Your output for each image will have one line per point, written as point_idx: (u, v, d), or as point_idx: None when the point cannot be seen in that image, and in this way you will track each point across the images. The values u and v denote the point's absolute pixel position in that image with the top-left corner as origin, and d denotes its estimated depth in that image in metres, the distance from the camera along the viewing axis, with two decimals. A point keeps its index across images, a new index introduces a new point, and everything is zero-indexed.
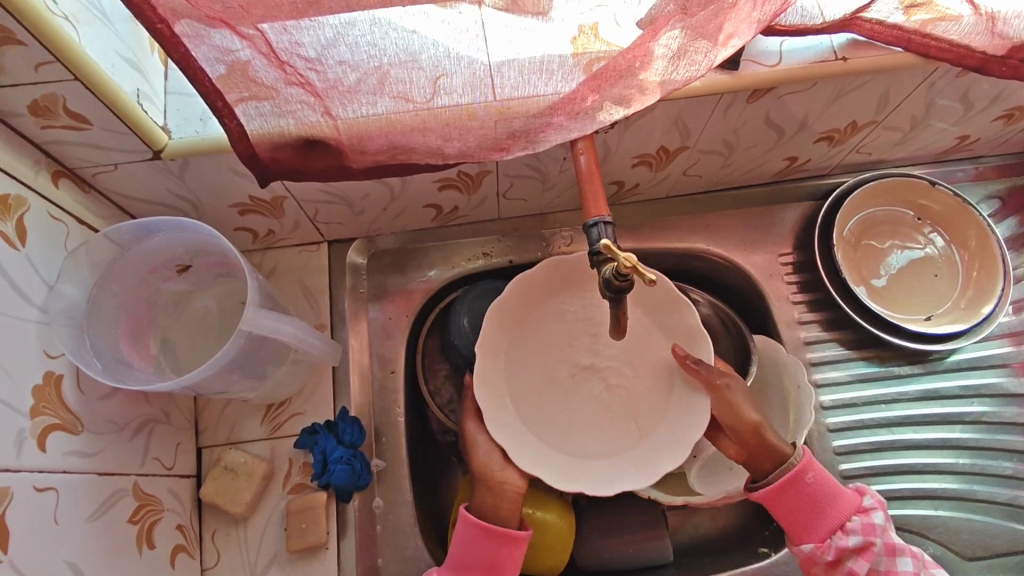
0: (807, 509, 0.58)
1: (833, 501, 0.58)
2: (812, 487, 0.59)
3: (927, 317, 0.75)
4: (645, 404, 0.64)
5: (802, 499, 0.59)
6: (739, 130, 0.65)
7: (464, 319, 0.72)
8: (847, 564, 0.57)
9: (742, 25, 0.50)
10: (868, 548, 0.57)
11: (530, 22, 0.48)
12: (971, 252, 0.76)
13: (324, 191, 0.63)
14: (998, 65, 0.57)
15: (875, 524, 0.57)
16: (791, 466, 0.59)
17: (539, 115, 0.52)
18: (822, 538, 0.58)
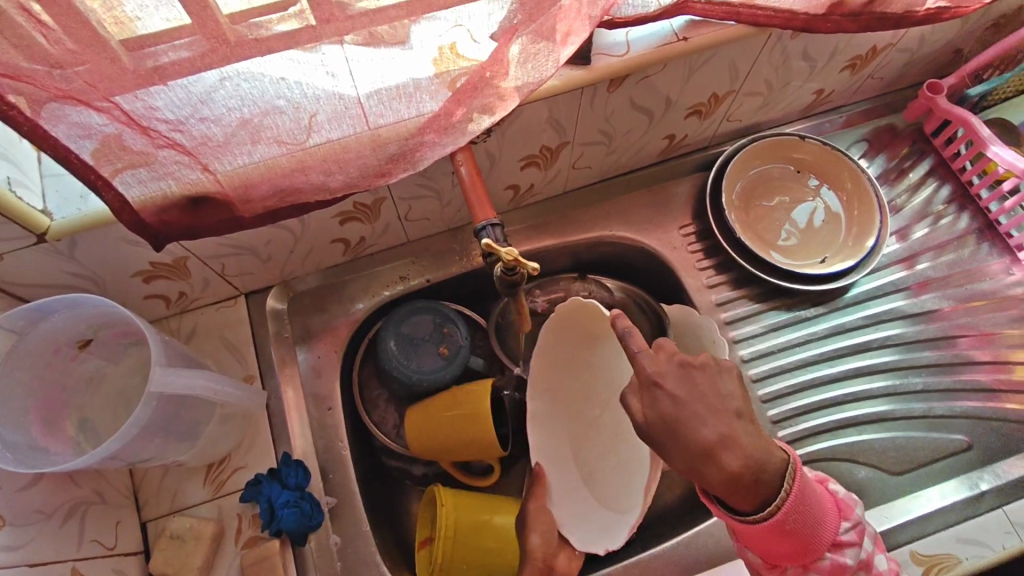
0: (792, 548, 0.51)
1: (815, 546, 0.51)
2: (787, 537, 0.50)
3: (822, 260, 0.80)
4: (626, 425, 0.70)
5: (776, 543, 0.50)
6: (611, 119, 0.69)
7: (391, 341, 0.74)
8: None
9: (575, 24, 0.54)
10: None
11: (392, 51, 0.50)
12: (847, 194, 0.82)
13: (224, 245, 0.64)
14: (821, 22, 0.63)
15: (847, 565, 0.53)
16: (773, 514, 0.49)
17: (411, 136, 0.55)
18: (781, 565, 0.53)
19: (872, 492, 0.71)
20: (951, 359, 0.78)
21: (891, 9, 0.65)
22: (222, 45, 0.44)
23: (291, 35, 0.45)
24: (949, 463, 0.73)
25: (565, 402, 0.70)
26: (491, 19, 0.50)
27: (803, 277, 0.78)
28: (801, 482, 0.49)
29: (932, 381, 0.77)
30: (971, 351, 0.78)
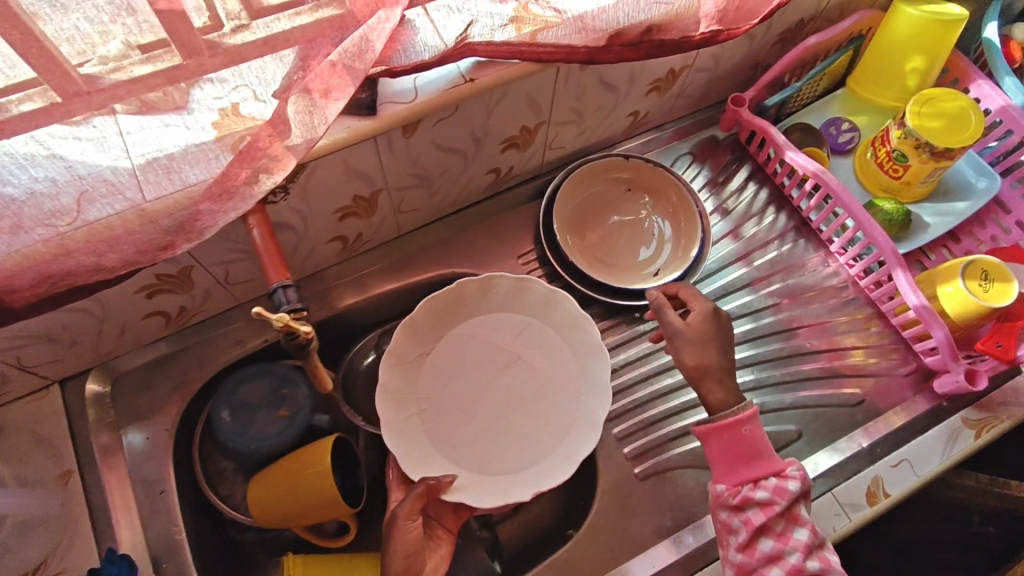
0: (738, 456, 0.64)
1: (760, 457, 0.64)
2: (748, 437, 0.65)
3: (654, 272, 0.83)
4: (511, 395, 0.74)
5: (735, 446, 0.65)
6: (421, 162, 0.69)
7: (224, 410, 0.70)
8: (747, 513, 0.62)
9: (335, 82, 0.53)
10: (771, 505, 0.62)
11: (167, 118, 0.50)
12: (671, 207, 0.85)
13: (9, 337, 0.60)
14: (604, 53, 0.66)
15: (787, 487, 0.62)
16: (737, 412, 0.65)
17: (186, 206, 0.53)
18: (735, 483, 0.64)
19: None
20: (784, 354, 0.82)
21: (667, 35, 0.68)
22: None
23: (37, 114, 0.46)
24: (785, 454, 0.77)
25: (449, 382, 0.73)
26: (270, 77, 0.52)
27: (635, 292, 0.81)
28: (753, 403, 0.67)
29: (768, 375, 0.80)
30: (800, 343, 0.82)
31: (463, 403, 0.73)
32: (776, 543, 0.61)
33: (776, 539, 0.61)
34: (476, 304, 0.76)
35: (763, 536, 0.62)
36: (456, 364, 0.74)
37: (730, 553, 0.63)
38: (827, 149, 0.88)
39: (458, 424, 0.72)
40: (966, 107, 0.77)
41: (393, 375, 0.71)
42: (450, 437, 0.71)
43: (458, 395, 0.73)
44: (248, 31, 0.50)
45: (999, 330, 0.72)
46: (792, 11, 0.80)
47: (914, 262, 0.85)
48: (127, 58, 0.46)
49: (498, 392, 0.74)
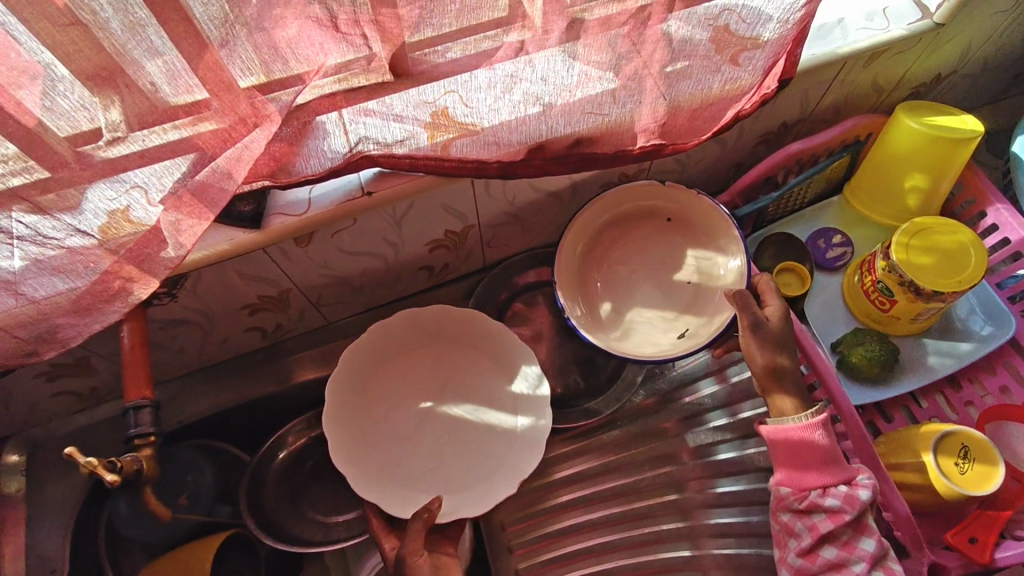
0: (809, 459, 0.59)
1: (833, 463, 0.58)
2: (821, 442, 0.58)
3: (681, 333, 0.67)
4: (455, 415, 0.69)
5: (802, 452, 0.59)
6: (331, 263, 0.66)
7: (122, 505, 0.65)
8: (813, 519, 0.57)
9: (192, 208, 0.51)
10: (841, 514, 0.56)
11: (49, 222, 0.47)
12: (704, 257, 0.70)
13: None
14: (523, 166, 0.62)
15: (857, 497, 0.56)
16: (808, 415, 0.59)
17: (42, 319, 0.52)
18: (802, 487, 0.58)
19: None
20: (734, 499, 0.72)
21: (600, 148, 0.63)
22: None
23: None
24: None
25: (396, 414, 0.68)
26: (159, 186, 0.50)
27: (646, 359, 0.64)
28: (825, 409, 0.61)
29: (724, 521, 0.71)
30: (754, 489, 0.72)
31: (417, 425, 0.68)
32: (841, 550, 0.56)
33: (842, 547, 0.56)
34: (401, 330, 0.68)
35: (826, 542, 0.57)
36: (393, 392, 0.69)
37: (790, 557, 0.58)
38: (812, 264, 0.78)
39: (416, 451, 0.67)
40: (967, 243, 0.65)
41: (337, 432, 0.63)
42: (417, 467, 0.66)
43: (404, 427, 0.68)
44: (126, 143, 0.46)
45: (979, 521, 0.60)
46: (769, 115, 0.71)
47: (901, 408, 0.73)
48: (27, 159, 0.44)
49: (445, 413, 0.69)
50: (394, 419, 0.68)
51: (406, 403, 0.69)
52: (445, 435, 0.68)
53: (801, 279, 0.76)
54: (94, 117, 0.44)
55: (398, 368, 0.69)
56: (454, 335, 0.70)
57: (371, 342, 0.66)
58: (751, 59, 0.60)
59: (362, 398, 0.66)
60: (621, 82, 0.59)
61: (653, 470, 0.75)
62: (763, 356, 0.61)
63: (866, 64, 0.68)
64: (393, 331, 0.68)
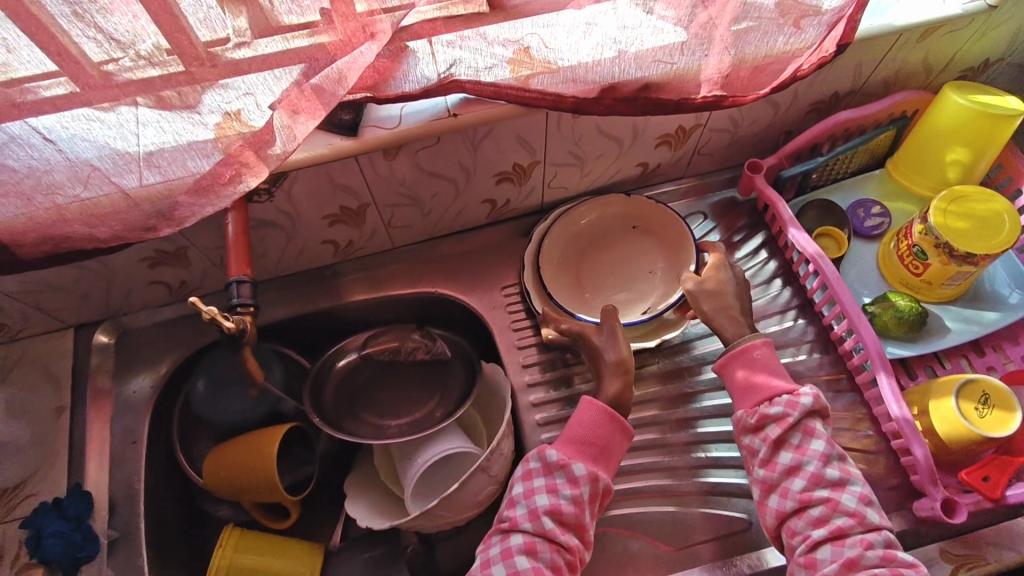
0: (754, 378, 0.69)
1: (775, 379, 0.68)
2: (762, 360, 0.70)
3: (644, 311, 0.81)
4: (610, 275, 0.84)
5: (749, 371, 0.70)
6: (409, 183, 0.73)
7: (201, 381, 0.75)
8: (766, 430, 0.66)
9: (302, 104, 0.57)
10: (786, 418, 0.65)
11: (180, 115, 0.56)
12: (668, 249, 0.84)
13: (26, 282, 0.69)
14: (595, 104, 0.67)
15: (798, 401, 0.66)
16: (746, 340, 0.71)
17: (166, 196, 0.60)
18: (753, 405, 0.68)
19: (646, 563, 0.72)
20: None
21: (666, 95, 0.68)
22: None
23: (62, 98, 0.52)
24: (725, 541, 0.73)
25: (570, 273, 0.84)
26: (271, 91, 0.56)
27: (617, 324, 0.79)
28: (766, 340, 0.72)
29: (716, 454, 0.78)
30: None
31: (589, 279, 0.84)
32: (795, 454, 0.64)
33: (796, 452, 0.64)
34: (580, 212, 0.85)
35: (783, 450, 0.65)
36: (572, 255, 0.85)
37: (756, 473, 0.66)
38: (850, 230, 0.83)
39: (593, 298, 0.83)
40: (1000, 212, 0.70)
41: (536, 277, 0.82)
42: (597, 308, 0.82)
43: (580, 280, 0.84)
44: (250, 48, 0.53)
45: (993, 463, 0.64)
46: (820, 85, 0.77)
47: (925, 366, 0.77)
48: (162, 56, 0.51)
49: (611, 272, 0.85)
50: (563, 275, 0.84)
51: (583, 264, 0.85)
52: (602, 292, 0.83)
53: (838, 245, 0.81)
54: (226, 23, 0.51)
55: (577, 237, 0.85)
56: (610, 237, 0.86)
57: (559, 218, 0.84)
58: (814, 24, 0.66)
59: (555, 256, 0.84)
60: (690, 35, 0.65)
61: (686, 405, 0.81)
62: (708, 304, 0.74)
63: (919, 40, 0.73)
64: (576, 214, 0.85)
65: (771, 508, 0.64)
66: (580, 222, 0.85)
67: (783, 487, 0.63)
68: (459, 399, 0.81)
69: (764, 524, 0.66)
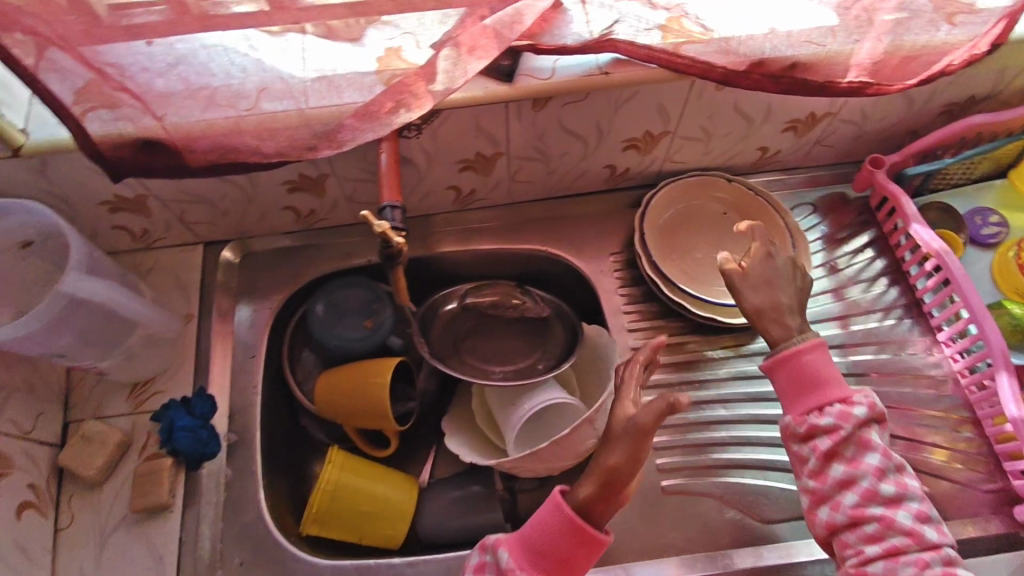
0: (803, 386, 0.66)
1: (827, 386, 0.66)
2: (810, 365, 0.67)
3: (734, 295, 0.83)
4: (698, 254, 0.85)
5: (799, 374, 0.67)
6: (543, 136, 0.75)
7: (318, 305, 0.82)
8: (814, 441, 0.64)
9: (482, 40, 0.61)
10: (838, 430, 0.64)
11: (344, 46, 0.62)
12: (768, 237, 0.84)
13: (180, 191, 0.73)
14: (742, 78, 0.67)
15: (851, 414, 0.64)
16: (801, 341, 0.68)
17: (336, 119, 0.63)
18: (801, 413, 0.66)
19: (740, 533, 0.72)
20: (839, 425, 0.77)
21: (813, 76, 0.68)
22: (187, 15, 0.58)
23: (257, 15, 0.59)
24: None
25: (664, 246, 0.85)
26: (433, 31, 0.61)
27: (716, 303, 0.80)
28: (820, 338, 0.68)
29: None
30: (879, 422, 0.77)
31: (681, 253, 0.85)
32: (847, 466, 0.63)
33: (848, 463, 0.63)
34: (682, 190, 0.86)
35: (835, 462, 0.63)
36: (665, 228, 0.86)
37: (804, 482, 0.65)
38: (966, 236, 0.83)
39: (681, 272, 0.84)
40: None
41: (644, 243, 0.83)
42: (689, 281, 0.83)
43: (673, 255, 0.85)
44: None
45: None
46: (958, 85, 0.76)
47: None
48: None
49: (699, 251, 0.86)
50: (659, 247, 0.85)
51: (676, 239, 0.86)
52: (690, 270, 0.85)
53: (955, 250, 0.81)
54: None
55: (671, 211, 0.86)
56: (703, 217, 0.87)
57: (666, 190, 0.85)
58: (971, 21, 0.67)
59: (652, 226, 0.85)
60: (850, 17, 0.67)
61: None
62: (753, 299, 0.70)
63: None
64: (679, 190, 0.86)
65: (820, 519, 0.64)
66: (675, 198, 0.86)
67: (835, 500, 0.63)
68: (559, 354, 0.84)
69: (813, 532, 0.66)
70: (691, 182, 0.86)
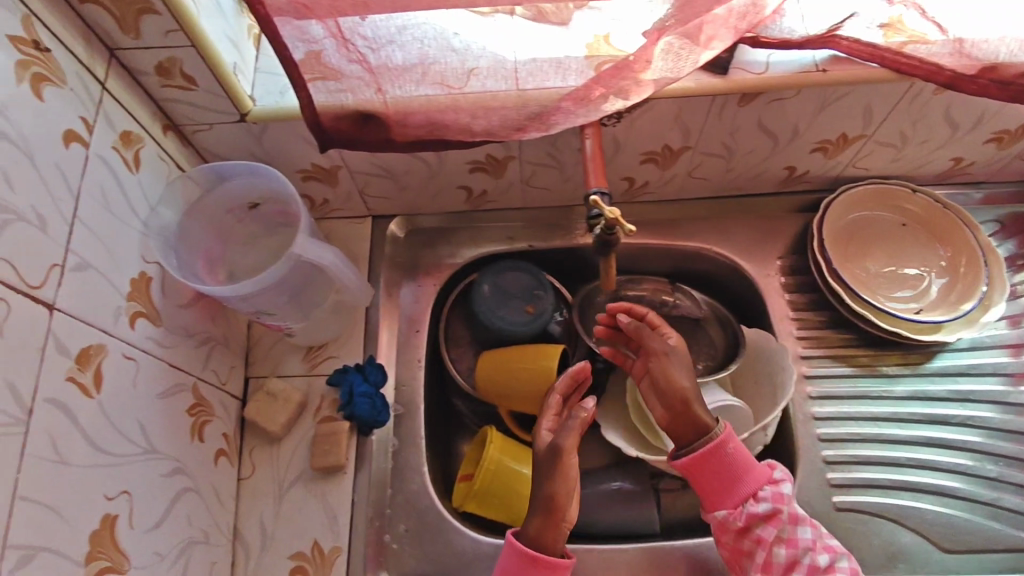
0: (722, 479, 0.66)
1: (749, 472, 0.66)
2: (733, 454, 0.67)
3: (917, 309, 0.79)
4: (877, 264, 0.82)
5: (722, 464, 0.66)
6: (737, 133, 0.72)
7: (486, 286, 0.82)
8: (756, 532, 0.65)
9: (721, 30, 0.59)
10: (776, 515, 0.65)
11: (552, 29, 0.63)
12: (951, 254, 0.81)
13: (372, 163, 0.75)
14: (969, 83, 0.63)
15: (782, 494, 0.66)
16: (712, 438, 0.67)
17: (551, 102, 0.63)
18: (733, 505, 0.66)
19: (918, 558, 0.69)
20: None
21: None
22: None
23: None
24: (1005, 557, 0.68)
25: (842, 253, 0.82)
26: (646, 18, 0.61)
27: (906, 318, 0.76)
28: (727, 425, 0.69)
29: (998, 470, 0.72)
30: None
31: (858, 261, 0.82)
32: (788, 548, 0.64)
33: (787, 544, 0.64)
34: (865, 196, 0.82)
35: (776, 546, 0.64)
36: (843, 234, 0.82)
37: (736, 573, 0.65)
38: None
39: (860, 281, 0.80)
40: None
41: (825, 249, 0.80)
42: (870, 291, 0.80)
43: (850, 263, 0.81)
44: None
45: None
46: None
47: None
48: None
49: (878, 261, 0.82)
50: (837, 254, 0.81)
51: (853, 246, 0.82)
52: (869, 279, 0.81)
53: None
54: None
55: (849, 217, 0.83)
56: (882, 226, 0.83)
57: (849, 195, 0.81)
58: None
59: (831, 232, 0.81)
60: None
61: None
62: (689, 383, 0.69)
63: None
64: (862, 196, 0.82)
65: None
66: (856, 204, 0.82)
67: None
68: (721, 356, 0.82)
69: None
70: (877, 189, 0.81)
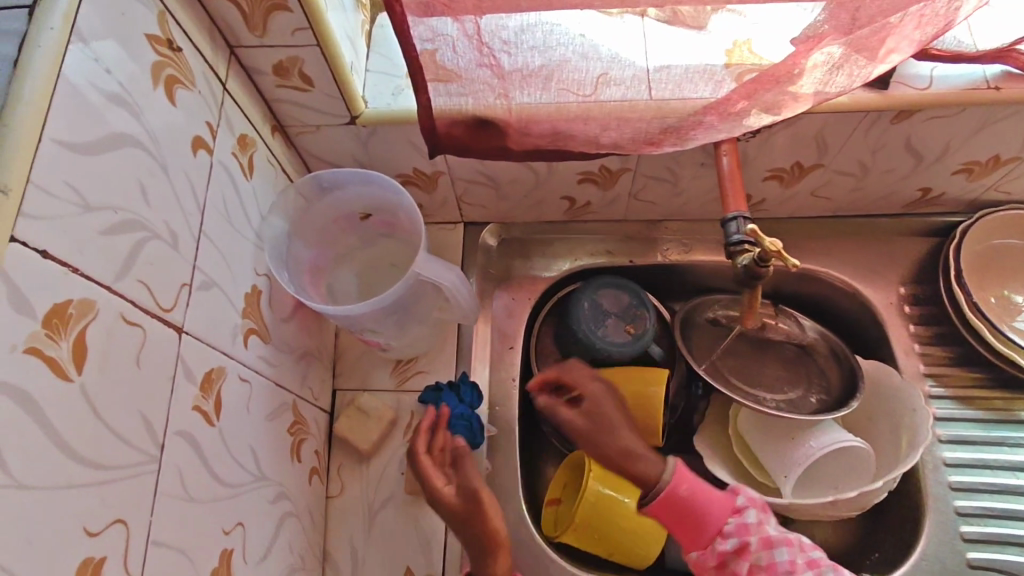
0: (687, 522, 0.64)
1: (709, 509, 0.64)
2: (684, 496, 0.64)
3: None
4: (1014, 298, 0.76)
5: (682, 507, 0.64)
6: (878, 153, 0.66)
7: (586, 302, 0.76)
8: (732, 567, 0.62)
9: (903, 43, 0.53)
10: (745, 548, 0.62)
11: (688, 34, 0.56)
12: None
13: (477, 170, 0.70)
14: None
15: (749, 522, 0.63)
16: (662, 485, 0.65)
17: (692, 115, 0.58)
18: (705, 544, 0.63)
19: None
20: None
21: None
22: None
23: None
24: None
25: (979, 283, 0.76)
26: (794, 21, 0.53)
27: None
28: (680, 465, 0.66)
29: None
30: None
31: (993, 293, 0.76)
32: None
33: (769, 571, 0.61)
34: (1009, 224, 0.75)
35: None
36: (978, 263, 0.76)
37: None
38: None
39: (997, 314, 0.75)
40: None
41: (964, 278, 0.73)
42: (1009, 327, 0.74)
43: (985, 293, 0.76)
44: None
45: None
46: None
47: None
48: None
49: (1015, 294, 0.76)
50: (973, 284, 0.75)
51: (988, 276, 0.76)
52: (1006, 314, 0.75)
53: None
54: None
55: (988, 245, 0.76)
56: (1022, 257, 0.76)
57: (992, 221, 0.75)
58: None
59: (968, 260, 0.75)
60: None
61: None
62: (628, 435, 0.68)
63: None
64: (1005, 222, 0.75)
65: None
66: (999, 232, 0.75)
67: None
68: (841, 390, 0.75)
69: None
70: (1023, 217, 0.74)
